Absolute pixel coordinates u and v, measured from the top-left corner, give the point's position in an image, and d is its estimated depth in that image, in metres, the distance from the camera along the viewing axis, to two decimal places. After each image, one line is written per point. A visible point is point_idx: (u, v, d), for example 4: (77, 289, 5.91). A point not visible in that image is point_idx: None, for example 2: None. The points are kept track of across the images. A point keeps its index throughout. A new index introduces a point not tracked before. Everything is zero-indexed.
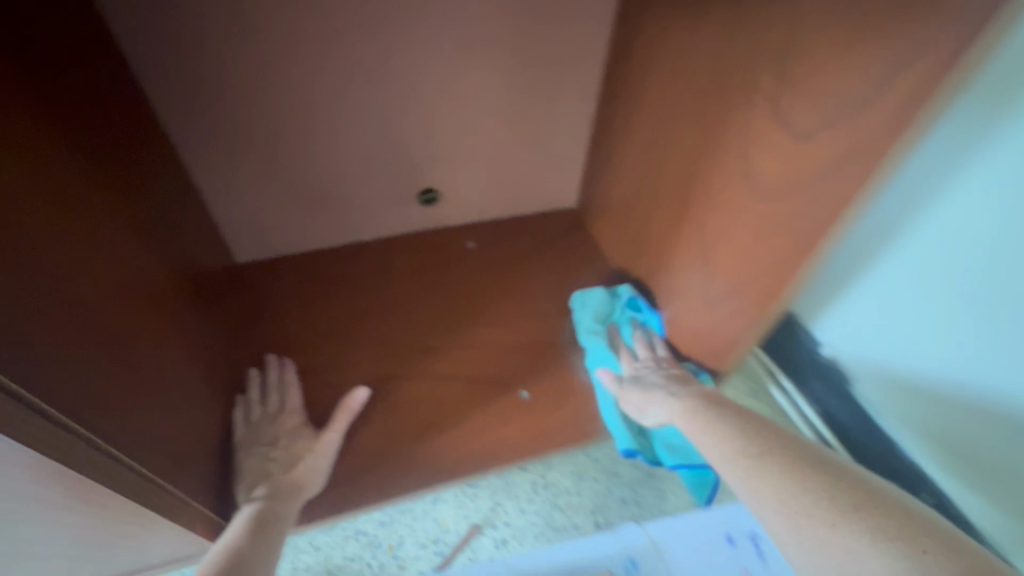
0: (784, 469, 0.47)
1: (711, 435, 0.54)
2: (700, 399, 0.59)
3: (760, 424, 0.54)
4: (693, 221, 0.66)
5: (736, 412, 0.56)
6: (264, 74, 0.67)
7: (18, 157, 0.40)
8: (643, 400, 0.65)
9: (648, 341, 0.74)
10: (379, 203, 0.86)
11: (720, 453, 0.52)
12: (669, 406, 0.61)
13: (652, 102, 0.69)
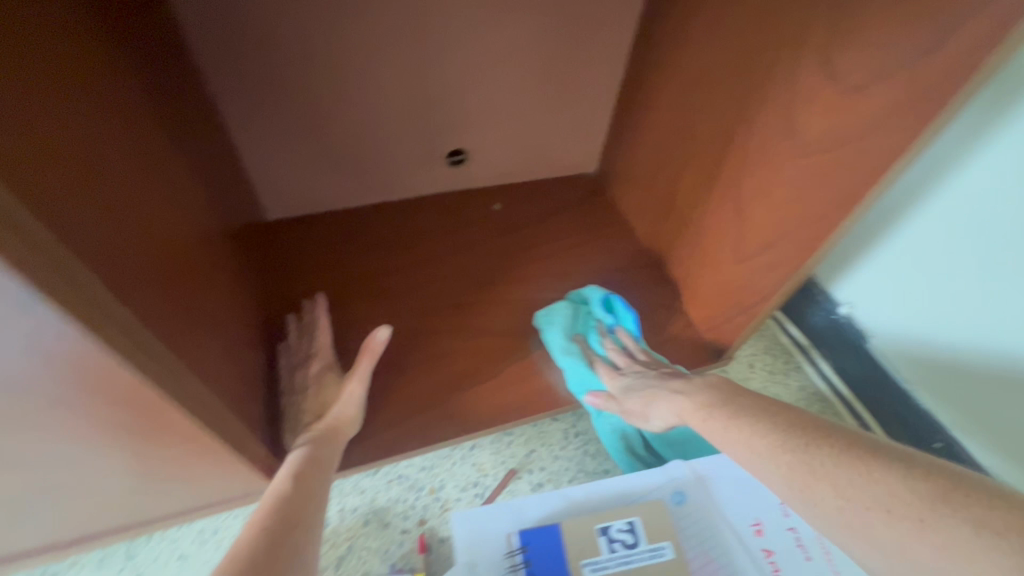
0: (837, 460, 0.41)
1: (716, 418, 0.52)
2: (705, 391, 0.56)
3: (791, 410, 0.48)
4: (729, 180, 0.68)
5: (753, 402, 0.51)
6: (301, 22, 0.65)
7: (95, 90, 0.40)
8: (644, 407, 0.61)
9: (621, 346, 0.71)
10: (406, 162, 0.86)
11: (754, 450, 0.46)
12: (677, 406, 0.57)
13: (690, 62, 0.69)
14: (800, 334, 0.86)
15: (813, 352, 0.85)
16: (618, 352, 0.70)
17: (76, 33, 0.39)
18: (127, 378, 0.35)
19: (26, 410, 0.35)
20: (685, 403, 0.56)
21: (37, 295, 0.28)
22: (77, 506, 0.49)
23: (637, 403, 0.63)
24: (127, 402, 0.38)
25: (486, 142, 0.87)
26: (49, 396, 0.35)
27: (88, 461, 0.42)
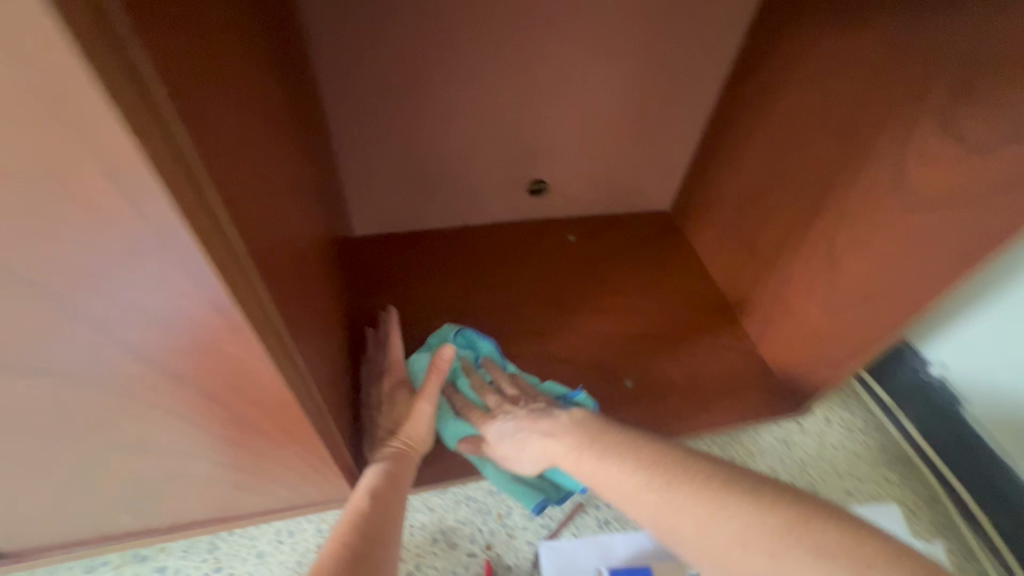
0: (692, 494, 0.43)
1: (585, 460, 0.53)
2: (573, 428, 0.56)
3: (646, 445, 0.51)
4: (825, 229, 0.67)
5: (615, 438, 0.53)
6: (417, 58, 0.69)
7: (268, 117, 0.44)
8: (521, 451, 0.61)
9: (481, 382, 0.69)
10: (490, 190, 0.88)
11: (622, 490, 0.48)
12: (550, 447, 0.57)
13: (791, 109, 0.70)
14: (883, 391, 0.83)
15: (898, 413, 0.82)
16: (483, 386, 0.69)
17: (262, 68, 0.44)
18: (269, 381, 0.38)
19: (180, 400, 0.38)
20: (553, 443, 0.57)
21: (233, 302, 0.30)
22: (183, 495, 0.51)
23: (511, 446, 0.62)
24: (261, 402, 0.40)
25: (567, 174, 0.89)
26: (203, 390, 0.37)
27: (209, 452, 0.45)
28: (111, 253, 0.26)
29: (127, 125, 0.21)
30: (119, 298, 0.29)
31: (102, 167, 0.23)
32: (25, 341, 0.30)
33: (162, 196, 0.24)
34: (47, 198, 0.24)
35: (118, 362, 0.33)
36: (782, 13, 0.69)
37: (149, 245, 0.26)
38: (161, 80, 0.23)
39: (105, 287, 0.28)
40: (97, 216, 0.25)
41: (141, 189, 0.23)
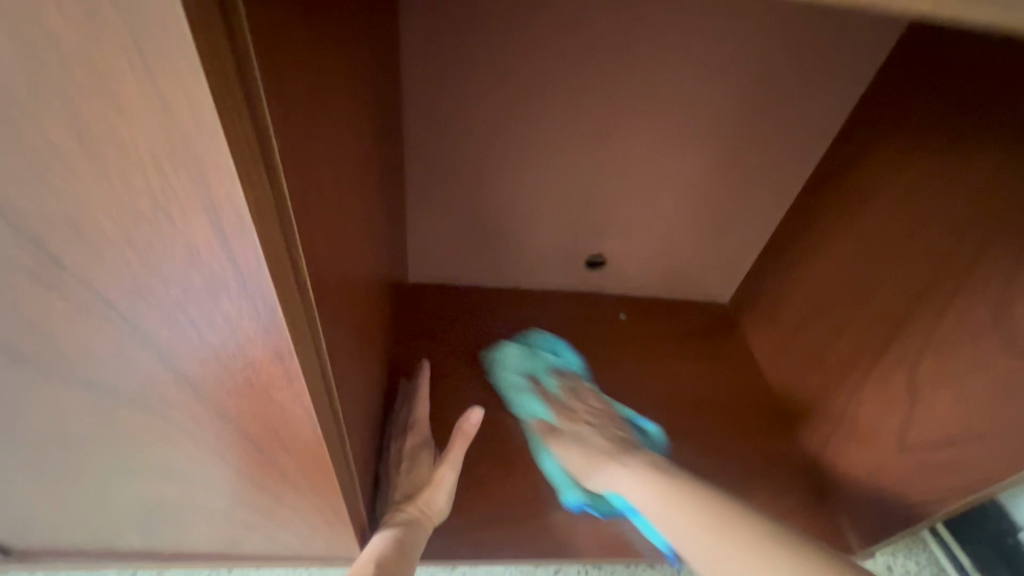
0: (678, 488, 0.54)
1: (665, 511, 0.53)
2: (613, 444, 0.63)
3: (651, 458, 0.60)
4: (905, 352, 0.62)
5: (637, 451, 0.62)
6: (501, 126, 0.72)
7: (362, 170, 0.46)
8: (586, 465, 0.62)
9: (578, 391, 0.73)
10: (549, 259, 0.87)
11: (627, 482, 0.58)
12: (602, 461, 0.61)
13: (876, 219, 0.67)
14: (962, 548, 0.73)
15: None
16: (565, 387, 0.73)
17: (366, 123, 0.46)
18: (306, 430, 0.37)
19: (218, 434, 0.37)
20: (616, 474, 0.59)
21: (291, 351, 0.30)
22: (191, 527, 0.49)
23: (582, 458, 0.63)
24: (295, 450, 0.39)
25: (628, 251, 0.87)
26: (242, 428, 0.36)
27: (230, 489, 0.44)
28: (191, 291, 0.26)
29: (241, 180, 0.22)
30: (186, 331, 0.28)
31: (210, 218, 0.23)
32: (86, 359, 0.30)
33: (259, 247, 0.24)
34: (144, 235, 0.24)
35: (172, 390, 0.33)
36: (877, 126, 0.68)
37: (230, 288, 0.26)
38: (281, 141, 0.23)
39: (177, 319, 0.28)
40: (187, 256, 0.24)
41: (240, 238, 0.23)
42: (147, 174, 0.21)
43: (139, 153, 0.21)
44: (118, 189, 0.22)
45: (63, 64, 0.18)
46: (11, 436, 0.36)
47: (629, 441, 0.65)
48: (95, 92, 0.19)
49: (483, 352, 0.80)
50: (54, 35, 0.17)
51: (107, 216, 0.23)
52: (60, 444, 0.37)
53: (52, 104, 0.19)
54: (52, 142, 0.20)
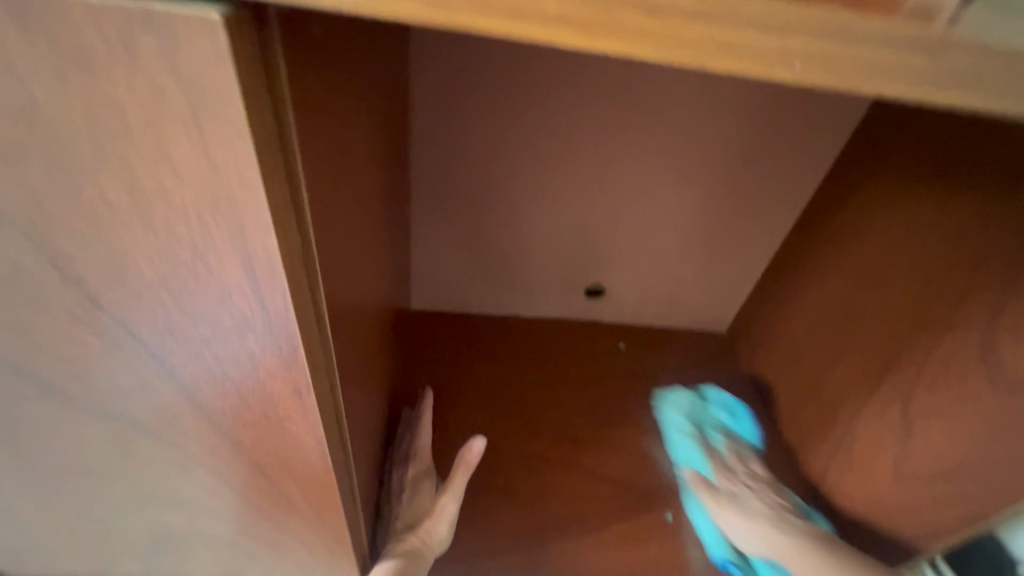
0: (810, 548, 0.61)
1: (803, 567, 0.60)
2: (762, 502, 0.67)
3: (784, 512, 0.66)
4: (899, 387, 0.63)
5: (770, 503, 0.67)
6: (505, 162, 0.73)
7: (374, 204, 0.47)
8: (748, 528, 0.65)
9: (729, 448, 0.75)
10: (550, 288, 0.89)
11: (758, 534, 0.64)
12: (757, 523, 0.65)
13: (868, 255, 0.69)
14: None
15: None
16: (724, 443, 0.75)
17: (378, 160, 0.48)
18: (316, 461, 0.37)
19: (230, 466, 0.38)
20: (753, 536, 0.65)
21: (308, 386, 0.31)
22: (195, 557, 0.49)
23: (739, 516, 0.66)
24: (304, 481, 0.40)
25: (627, 282, 0.89)
26: (255, 459, 0.37)
27: (237, 519, 0.44)
28: (219, 330, 0.28)
29: (276, 231, 0.23)
30: (210, 367, 0.30)
31: (244, 265, 0.24)
32: (110, 392, 0.31)
33: (287, 290, 0.26)
34: (179, 278, 0.25)
35: (189, 421, 0.34)
36: (864, 165, 0.70)
37: (257, 328, 0.27)
38: (309, 189, 0.25)
39: (202, 356, 0.29)
40: (219, 298, 0.26)
41: (270, 283, 0.25)
42: (189, 225, 0.23)
43: (183, 206, 0.22)
44: (161, 237, 0.23)
45: (124, 129, 0.20)
46: (27, 464, 0.37)
47: (795, 508, 0.68)
48: (149, 153, 0.21)
49: (660, 399, 0.79)
50: (119, 105, 0.19)
51: (147, 261, 0.24)
52: (74, 473, 0.38)
53: (109, 163, 0.21)
54: (103, 196, 0.22)
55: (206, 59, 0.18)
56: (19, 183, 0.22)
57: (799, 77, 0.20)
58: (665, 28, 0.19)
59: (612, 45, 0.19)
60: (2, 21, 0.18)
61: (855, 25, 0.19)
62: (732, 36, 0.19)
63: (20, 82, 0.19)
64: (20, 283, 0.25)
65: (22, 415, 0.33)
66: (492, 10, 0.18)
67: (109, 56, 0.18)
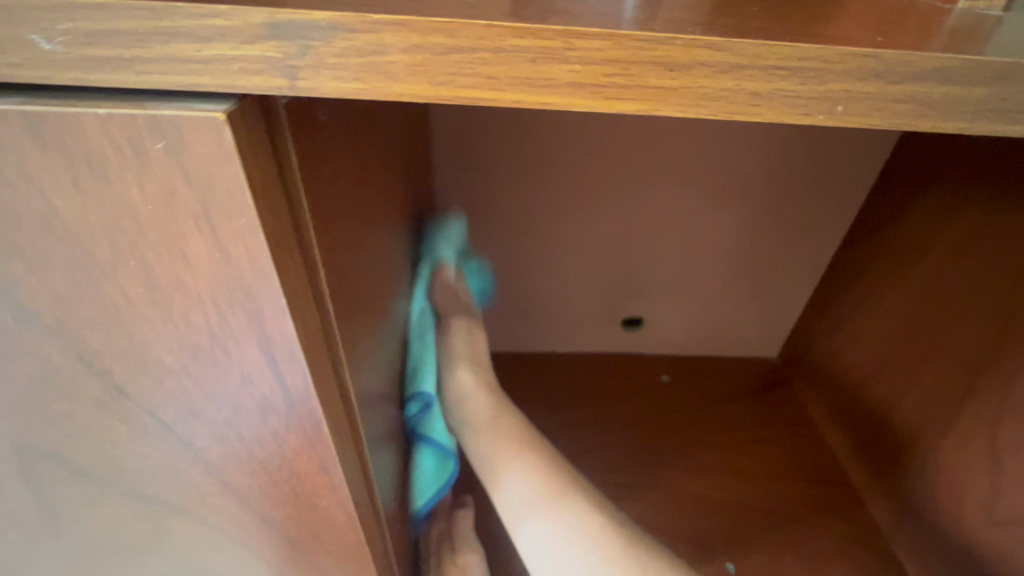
0: (543, 454, 0.47)
1: (535, 484, 0.45)
2: (466, 361, 0.52)
3: (499, 397, 0.51)
4: (982, 414, 0.57)
5: (479, 367, 0.52)
6: (531, 199, 0.72)
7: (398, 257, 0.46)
8: (474, 400, 0.50)
9: (459, 303, 0.55)
10: (585, 322, 0.85)
11: (483, 405, 0.50)
12: (478, 387, 0.51)
13: (926, 270, 0.63)
14: None
15: None
16: (450, 295, 0.55)
17: (400, 211, 0.47)
18: (348, 533, 0.36)
19: (264, 541, 0.36)
20: (528, 501, 0.44)
21: (335, 459, 0.30)
22: None
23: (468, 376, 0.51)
24: (337, 552, 0.38)
25: (666, 311, 0.85)
26: (287, 533, 0.36)
27: None
28: (242, 411, 0.27)
29: (291, 313, 0.23)
30: (234, 447, 0.29)
31: (264, 350, 0.24)
32: (141, 473, 0.31)
33: (307, 371, 0.25)
34: (200, 365, 0.25)
35: (218, 499, 0.33)
36: (918, 174, 0.65)
37: (278, 408, 0.27)
38: (325, 268, 0.25)
39: (227, 437, 0.28)
40: (239, 381, 0.25)
41: (289, 363, 0.24)
42: (207, 314, 0.22)
43: (200, 298, 0.22)
44: (180, 326, 0.23)
45: (139, 230, 0.20)
46: (64, 545, 0.37)
47: (485, 379, 0.52)
48: (163, 252, 0.20)
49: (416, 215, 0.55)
50: (131, 207, 0.19)
51: (168, 351, 0.24)
52: (110, 552, 0.37)
53: (127, 262, 0.21)
54: (122, 293, 0.22)
55: (215, 159, 0.18)
56: (43, 285, 0.22)
57: (840, 119, 0.18)
58: (685, 82, 0.17)
59: (627, 105, 0.18)
60: (19, 138, 0.18)
61: (899, 60, 0.17)
62: (762, 85, 0.17)
63: (39, 193, 0.19)
64: (50, 376, 0.25)
65: (59, 498, 0.33)
66: (500, 83, 0.17)
67: (121, 162, 0.18)
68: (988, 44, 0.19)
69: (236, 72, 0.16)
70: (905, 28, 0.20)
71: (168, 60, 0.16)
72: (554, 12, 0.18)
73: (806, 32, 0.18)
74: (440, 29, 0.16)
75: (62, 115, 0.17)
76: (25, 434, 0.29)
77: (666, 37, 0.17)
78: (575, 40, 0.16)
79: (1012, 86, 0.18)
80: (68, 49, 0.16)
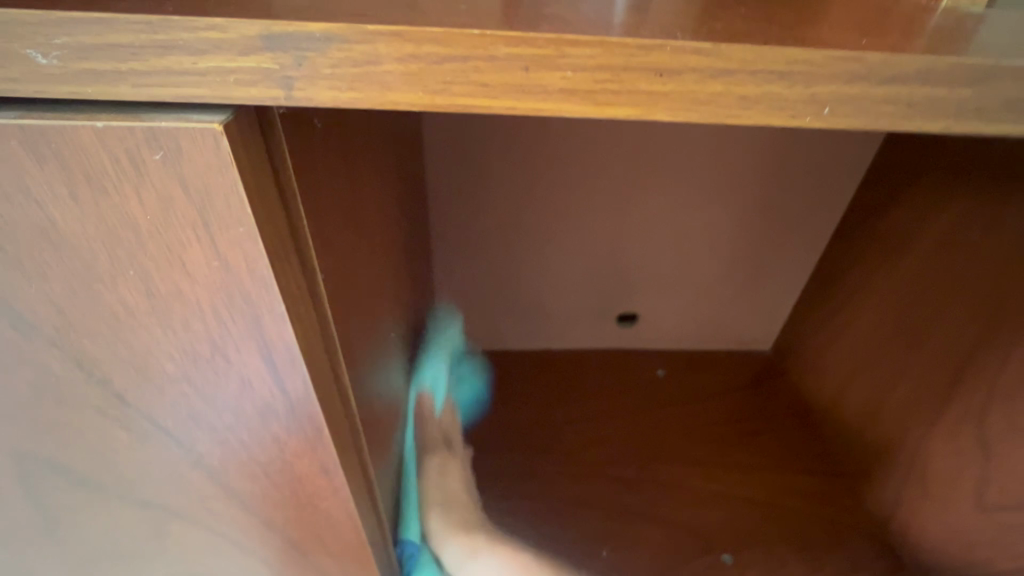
0: (484, 531, 0.51)
1: (480, 555, 0.49)
2: (435, 505, 0.52)
3: (461, 481, 0.56)
4: (971, 403, 0.58)
5: (452, 473, 0.55)
6: (524, 198, 0.72)
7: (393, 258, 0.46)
8: (446, 535, 0.50)
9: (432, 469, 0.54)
10: (580, 318, 0.86)
11: (447, 499, 0.52)
12: (444, 543, 0.50)
13: (915, 262, 0.64)
14: None
15: None
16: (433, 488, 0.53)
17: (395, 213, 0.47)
18: (349, 535, 0.36)
19: (266, 543, 0.37)
20: (463, 557, 0.49)
21: (335, 461, 0.30)
22: None
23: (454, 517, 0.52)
24: (338, 553, 0.38)
25: (660, 307, 0.85)
26: (288, 535, 0.36)
27: None
28: (243, 416, 0.27)
29: (290, 319, 0.23)
30: (235, 452, 0.29)
31: (264, 356, 0.24)
32: (142, 479, 0.31)
33: (307, 376, 0.25)
34: (200, 372, 0.25)
35: (219, 503, 0.33)
36: (906, 168, 0.66)
37: (279, 413, 0.27)
38: (323, 274, 0.25)
39: (228, 442, 0.29)
40: (240, 387, 0.26)
41: (289, 369, 0.25)
42: (206, 323, 0.23)
43: (200, 306, 0.22)
44: (180, 335, 0.23)
45: (138, 240, 0.20)
46: (63, 552, 0.37)
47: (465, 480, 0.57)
48: (163, 261, 0.21)
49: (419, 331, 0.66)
50: (130, 217, 0.19)
51: (168, 359, 0.24)
52: (111, 558, 0.37)
53: (126, 272, 0.21)
54: (122, 303, 0.22)
55: (212, 170, 0.18)
56: (42, 296, 0.22)
57: (828, 121, 0.19)
58: (676, 86, 0.18)
59: (620, 109, 0.18)
60: (16, 150, 0.18)
61: (884, 63, 0.18)
62: (752, 88, 0.18)
63: (37, 204, 0.19)
64: (50, 385, 0.26)
65: (59, 505, 0.33)
66: (494, 89, 0.17)
67: (120, 174, 0.18)
68: (971, 45, 0.19)
69: (232, 83, 0.17)
70: (891, 28, 0.21)
71: (165, 72, 0.16)
72: (547, 17, 0.18)
73: (793, 35, 0.18)
74: (435, 38, 0.16)
75: (60, 128, 0.17)
76: (25, 443, 0.29)
77: (657, 42, 0.17)
78: (568, 48, 0.17)
79: (994, 88, 0.18)
80: (64, 63, 0.16)
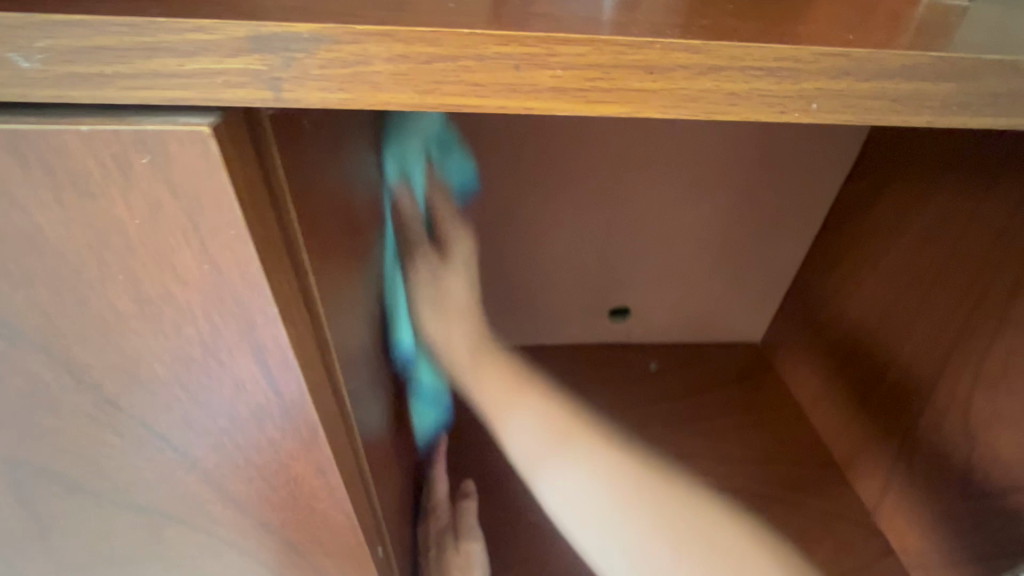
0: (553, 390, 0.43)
1: (550, 428, 0.41)
2: (440, 313, 0.42)
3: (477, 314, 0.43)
4: (958, 389, 0.59)
5: (455, 281, 0.42)
6: (514, 193, 0.72)
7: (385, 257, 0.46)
8: (449, 334, 0.42)
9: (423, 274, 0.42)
10: (573, 313, 0.86)
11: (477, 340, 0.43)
12: (481, 381, 0.42)
13: (902, 252, 0.65)
14: None
15: None
16: (430, 291, 0.42)
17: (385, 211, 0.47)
18: (346, 535, 0.36)
19: (263, 546, 0.37)
20: (545, 447, 0.40)
21: (330, 462, 0.30)
22: None
23: (444, 325, 0.42)
24: (336, 554, 0.38)
25: (653, 300, 0.85)
26: (285, 538, 0.36)
27: None
28: (237, 418, 0.27)
29: (283, 320, 0.23)
30: (230, 454, 0.29)
31: (257, 358, 0.24)
32: (135, 485, 0.31)
33: (300, 377, 0.25)
34: (192, 375, 0.25)
35: (215, 506, 0.33)
36: (891, 159, 0.67)
37: (273, 414, 0.27)
38: (312, 276, 0.25)
39: (223, 445, 0.29)
40: (233, 389, 0.25)
41: (282, 370, 0.24)
42: (198, 325, 0.22)
43: (191, 310, 0.22)
44: (170, 337, 0.23)
45: (126, 244, 0.20)
46: (58, 561, 0.36)
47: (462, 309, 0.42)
48: (152, 265, 0.20)
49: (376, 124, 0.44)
50: (118, 221, 0.19)
51: (159, 363, 0.24)
52: (106, 566, 0.37)
53: (115, 276, 0.21)
54: (112, 307, 0.22)
55: (200, 174, 0.18)
56: (29, 301, 0.21)
57: (815, 117, 0.19)
58: (664, 85, 0.18)
59: (608, 109, 0.18)
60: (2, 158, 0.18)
61: (868, 59, 0.18)
62: (739, 85, 0.18)
63: (22, 210, 0.19)
64: (40, 392, 0.25)
65: (52, 513, 0.33)
66: (484, 90, 0.17)
67: (107, 179, 0.18)
68: (953, 38, 0.20)
69: (220, 85, 0.16)
70: (876, 23, 0.21)
71: (152, 75, 0.16)
72: (535, 16, 0.18)
73: (779, 33, 0.18)
74: (424, 39, 0.16)
75: (46, 133, 0.17)
76: (16, 451, 0.29)
77: (645, 42, 0.17)
78: (557, 48, 0.17)
79: (974, 82, 0.19)
80: (47, 67, 0.16)
